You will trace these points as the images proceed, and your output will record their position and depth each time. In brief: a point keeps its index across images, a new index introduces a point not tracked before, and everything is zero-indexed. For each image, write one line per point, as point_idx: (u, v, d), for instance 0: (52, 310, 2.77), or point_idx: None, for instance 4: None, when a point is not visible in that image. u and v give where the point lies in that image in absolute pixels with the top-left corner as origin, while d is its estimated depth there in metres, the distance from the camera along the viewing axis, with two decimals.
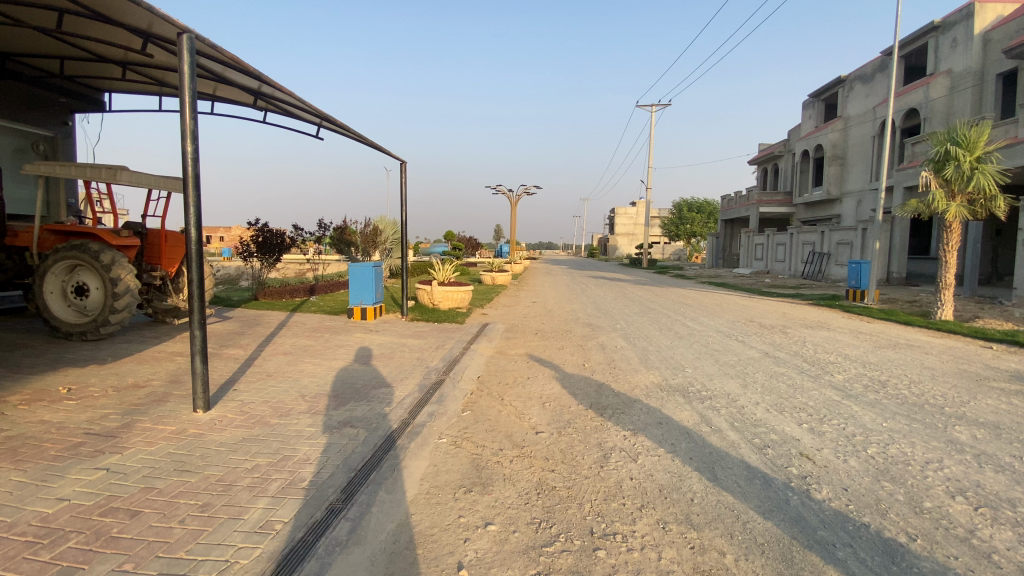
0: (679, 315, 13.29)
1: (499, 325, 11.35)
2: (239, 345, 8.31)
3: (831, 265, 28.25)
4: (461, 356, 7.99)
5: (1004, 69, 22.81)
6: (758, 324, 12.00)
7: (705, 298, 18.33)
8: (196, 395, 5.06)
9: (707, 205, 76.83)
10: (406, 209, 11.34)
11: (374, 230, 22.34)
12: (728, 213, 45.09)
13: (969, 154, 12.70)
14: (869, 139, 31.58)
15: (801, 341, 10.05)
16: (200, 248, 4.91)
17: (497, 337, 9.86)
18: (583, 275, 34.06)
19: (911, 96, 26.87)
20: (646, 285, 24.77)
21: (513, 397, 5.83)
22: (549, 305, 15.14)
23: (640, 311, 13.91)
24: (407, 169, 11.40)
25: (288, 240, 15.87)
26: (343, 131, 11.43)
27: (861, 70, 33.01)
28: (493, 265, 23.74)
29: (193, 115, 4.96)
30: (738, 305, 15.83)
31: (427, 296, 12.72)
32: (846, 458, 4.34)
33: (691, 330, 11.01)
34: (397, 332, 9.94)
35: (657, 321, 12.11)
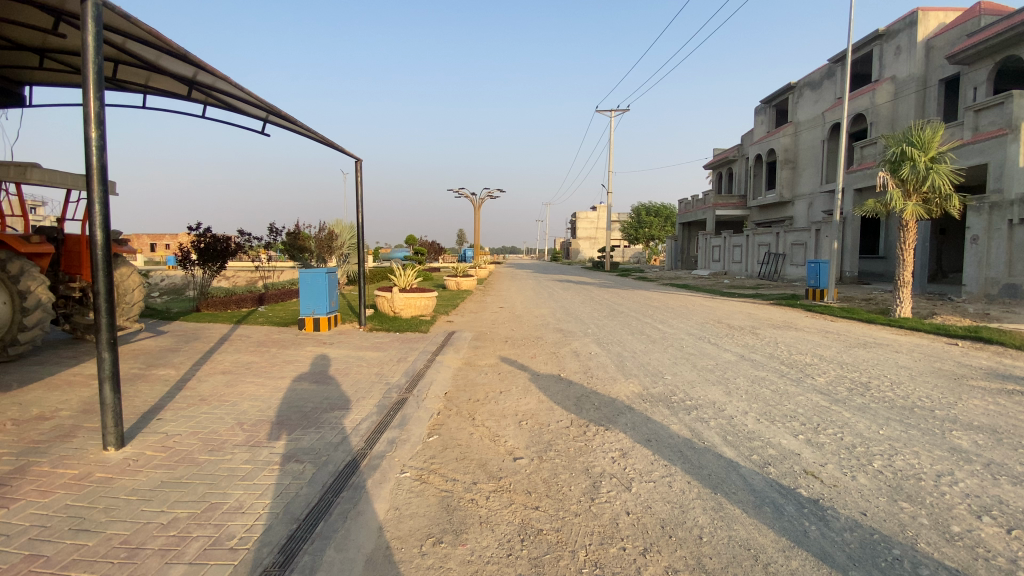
0: (649, 318, 12.99)
1: (466, 333, 10.70)
2: (171, 364, 7.35)
3: (786, 265, 28.99)
4: (425, 369, 7.31)
5: (947, 74, 24.32)
6: (729, 326, 11.82)
7: (672, 299, 18.21)
8: (106, 431, 4.20)
9: (666, 208, 78.32)
10: (361, 211, 10.57)
11: (329, 235, 21.23)
12: (686, 216, 45.86)
13: (923, 154, 13.16)
14: (818, 143, 32.75)
15: (775, 343, 9.88)
16: (108, 255, 4.07)
17: (463, 346, 9.23)
18: (548, 279, 33.73)
19: (858, 101, 28.11)
20: (610, 288, 24.58)
21: (485, 416, 5.23)
22: (516, 311, 14.59)
23: (610, 315, 13.54)
24: (363, 167, 10.63)
25: (234, 246, 14.70)
26: (292, 126, 10.55)
27: (809, 77, 34.28)
28: (456, 270, 22.98)
29: (99, 98, 4.10)
30: (705, 307, 15.75)
31: (387, 304, 11.95)
32: (854, 476, 3.97)
33: (664, 333, 10.68)
34: (354, 344, 9.14)
35: (629, 325, 11.76)
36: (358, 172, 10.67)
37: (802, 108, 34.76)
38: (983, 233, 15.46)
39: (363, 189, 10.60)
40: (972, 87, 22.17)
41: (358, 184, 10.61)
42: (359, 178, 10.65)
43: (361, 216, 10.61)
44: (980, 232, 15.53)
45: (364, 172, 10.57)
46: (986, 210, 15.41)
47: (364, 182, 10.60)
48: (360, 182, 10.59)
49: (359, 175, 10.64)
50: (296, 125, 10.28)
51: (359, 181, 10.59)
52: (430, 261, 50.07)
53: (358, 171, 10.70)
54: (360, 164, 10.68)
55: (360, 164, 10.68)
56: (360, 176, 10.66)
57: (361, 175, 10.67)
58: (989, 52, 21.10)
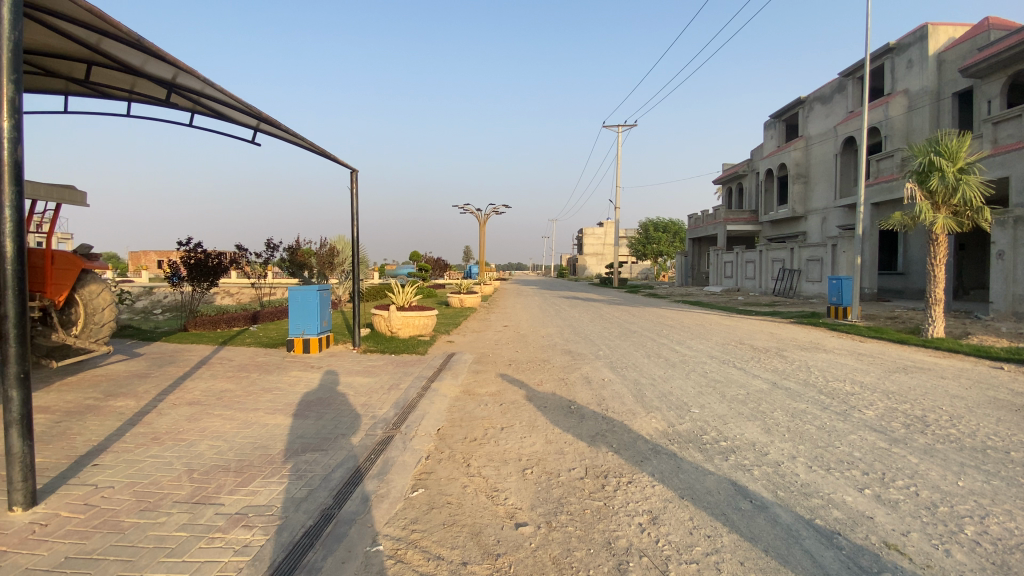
0: (665, 338, 12.12)
1: (466, 355, 9.89)
2: (135, 393, 6.59)
3: (802, 281, 28.04)
4: (418, 399, 6.49)
5: (960, 87, 23.52)
6: (752, 347, 10.92)
7: (687, 317, 17.27)
8: (14, 487, 3.44)
9: (674, 223, 77.44)
10: (356, 223, 9.87)
11: (330, 251, 20.61)
12: (695, 231, 45.01)
13: (952, 164, 12.30)
14: (831, 156, 31.95)
15: (807, 367, 8.98)
16: (20, 271, 3.34)
17: (463, 370, 8.41)
18: (556, 296, 32.92)
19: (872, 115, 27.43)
20: (620, 305, 23.67)
21: (481, 462, 4.39)
22: (522, 330, 13.73)
23: (622, 335, 12.66)
24: (358, 177, 9.96)
25: (226, 263, 14.06)
26: (284, 134, 9.94)
27: (819, 91, 33.67)
28: (461, 286, 22.18)
29: (16, 81, 3.34)
30: (722, 326, 14.86)
31: (384, 323, 11.18)
32: (949, 550, 3.09)
33: (683, 356, 9.80)
34: (344, 369, 8.35)
35: (644, 346, 10.90)
36: (353, 181, 10.01)
37: (813, 122, 34.12)
38: (1009, 248, 14.45)
39: (357, 200, 9.92)
40: (986, 100, 21.28)
41: (352, 194, 9.94)
42: (353, 189, 9.98)
43: (356, 228, 9.93)
44: (1005, 247, 14.52)
45: (358, 182, 9.92)
46: (1011, 224, 14.38)
47: (359, 192, 9.92)
48: (354, 193, 9.92)
49: (354, 185, 9.98)
50: (287, 132, 9.67)
51: (353, 191, 9.93)
52: (436, 278, 49.49)
53: (352, 181, 10.04)
54: (355, 173, 10.03)
55: (355, 173, 10.02)
56: (354, 186, 9.99)
57: (355, 185, 9.99)
58: (1002, 64, 20.29)
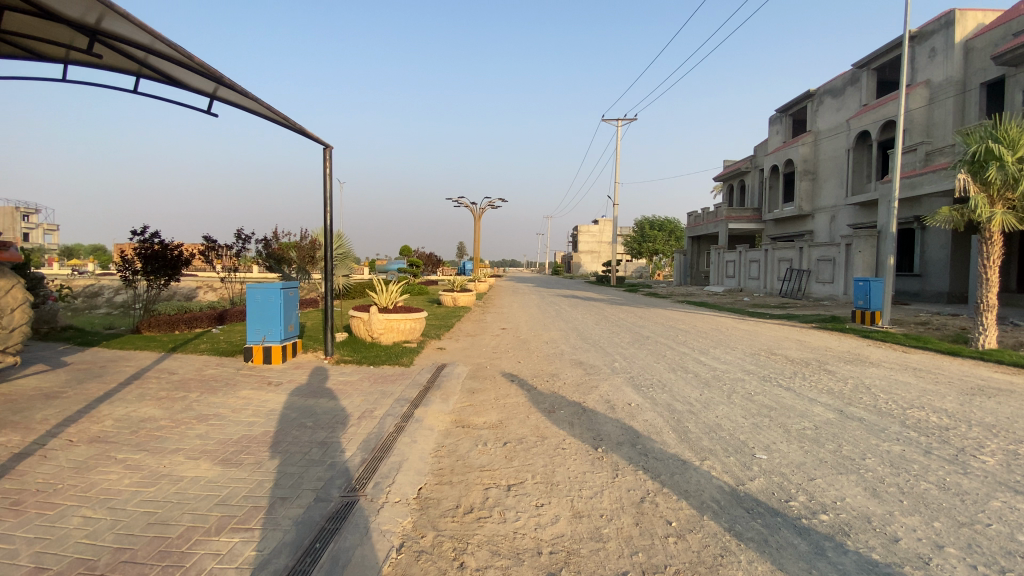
0: (685, 347, 10.69)
1: (460, 367, 8.39)
2: (26, 422, 5.05)
3: (811, 282, 26.79)
4: (396, 434, 4.98)
5: (989, 77, 22.21)
6: (789, 359, 9.51)
7: (701, 321, 15.84)
8: None
9: (670, 222, 76.13)
10: (330, 208, 8.34)
11: (313, 244, 18.73)
12: (696, 230, 43.61)
13: (1014, 152, 10.83)
14: (842, 152, 30.65)
15: (864, 386, 7.59)
16: None
17: (456, 387, 6.92)
18: (552, 294, 31.39)
19: (888, 107, 26.20)
20: (623, 306, 22.25)
21: (481, 562, 2.88)
22: (522, 334, 12.24)
23: (636, 342, 11.21)
24: (333, 154, 8.44)
25: (187, 255, 12.43)
26: (247, 101, 8.41)
27: (830, 83, 32.32)
28: (454, 284, 20.62)
29: None
30: (742, 332, 13.46)
31: (364, 328, 9.66)
32: None
33: (713, 370, 8.37)
34: (311, 387, 6.84)
35: (663, 357, 9.46)
36: (327, 159, 8.47)
37: (822, 117, 32.82)
38: None
39: (332, 181, 8.40)
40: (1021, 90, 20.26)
41: (327, 174, 8.41)
42: (327, 169, 8.46)
43: (330, 214, 8.41)
44: None
45: (333, 160, 8.38)
46: None
47: (333, 172, 8.39)
48: (329, 173, 8.38)
49: (328, 163, 8.45)
50: (249, 98, 8.12)
51: (327, 171, 8.39)
52: (428, 274, 47.92)
53: (327, 159, 8.54)
54: (330, 149, 8.48)
55: (330, 149, 8.49)
56: (329, 165, 8.47)
57: (330, 163, 8.46)
58: None
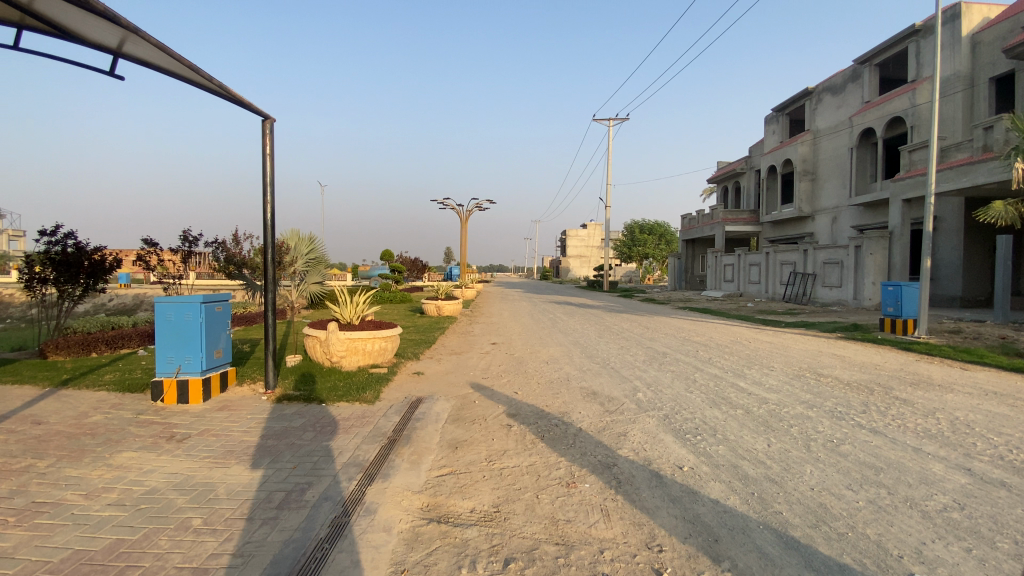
0: (713, 367, 8.93)
1: (441, 402, 6.51)
2: None
3: (817, 287, 25.31)
4: (330, 548, 3.09)
5: (998, 71, 20.85)
6: (845, 384, 7.76)
7: (716, 331, 14.11)
8: None
9: (660, 226, 74.37)
10: (270, 195, 6.59)
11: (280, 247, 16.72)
12: (690, 233, 42.10)
13: None
14: (844, 151, 29.26)
15: (967, 424, 5.83)
16: None
17: (433, 438, 5.05)
18: (544, 301, 29.58)
19: (894, 103, 24.74)
20: (622, 314, 20.49)
21: None
22: (517, 353, 10.33)
23: (653, 361, 9.42)
24: (273, 126, 6.67)
25: (112, 260, 10.38)
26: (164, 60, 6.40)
27: (829, 80, 30.97)
28: (438, 292, 18.74)
29: None
30: (767, 345, 11.78)
31: (320, 350, 7.75)
32: None
33: (763, 402, 6.62)
34: (232, 445, 4.91)
35: (693, 384, 7.63)
36: (265, 133, 6.70)
37: (821, 115, 31.46)
38: None
39: (273, 160, 6.64)
40: None
41: (266, 153, 6.65)
42: (267, 147, 6.68)
43: (269, 202, 6.66)
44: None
45: (274, 133, 6.61)
46: None
47: (274, 150, 6.62)
48: (269, 152, 6.62)
49: (267, 138, 6.68)
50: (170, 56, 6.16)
51: (267, 149, 6.64)
52: (412, 279, 46.01)
53: (266, 132, 6.73)
54: (269, 121, 6.73)
55: (270, 121, 6.72)
56: (269, 140, 6.69)
57: (270, 139, 6.69)
58: None
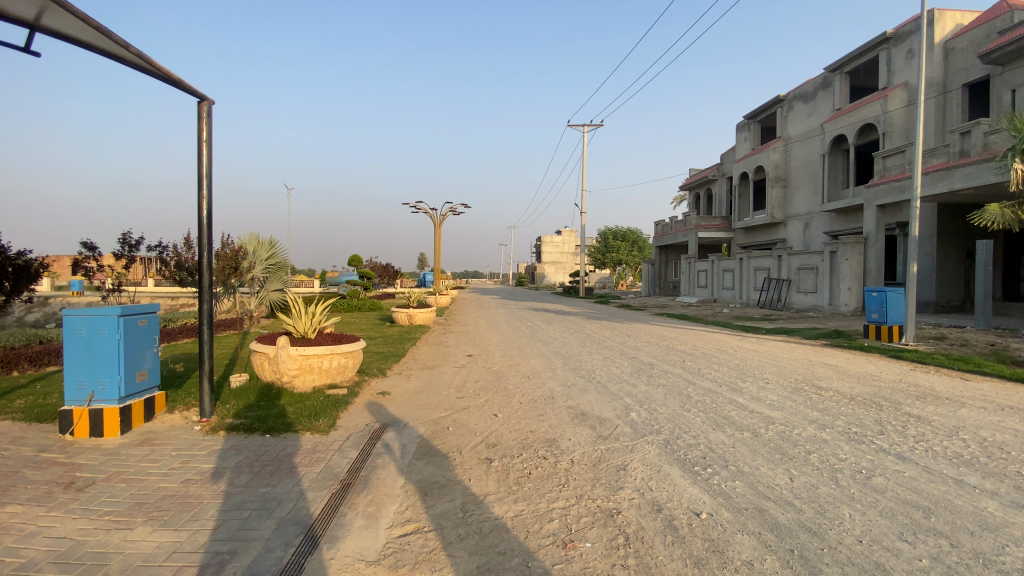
0: (706, 381, 8.28)
1: (409, 428, 5.63)
2: None
3: (791, 292, 25.32)
4: None
5: (972, 78, 21.31)
6: (849, 399, 7.20)
7: (700, 339, 13.57)
8: None
9: (633, 232, 74.43)
10: (206, 189, 5.72)
11: (236, 250, 15.48)
12: (663, 239, 42.06)
13: None
14: (815, 158, 29.55)
15: (995, 446, 5.28)
16: None
17: (397, 481, 4.19)
18: (520, 307, 28.75)
19: (865, 111, 25.07)
20: (600, 321, 19.87)
21: None
22: (494, 366, 9.48)
23: (641, 375, 8.72)
24: (211, 108, 5.73)
25: (36, 264, 9.13)
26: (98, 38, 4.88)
27: (800, 89, 31.34)
28: (409, 299, 17.76)
29: None
30: (756, 355, 11.25)
31: (269, 368, 6.79)
32: None
33: (770, 422, 5.98)
34: (146, 494, 3.94)
35: (689, 400, 6.94)
36: (202, 115, 5.74)
37: (792, 123, 31.79)
38: None
39: (211, 148, 5.72)
40: (1009, 89, 19.31)
41: (202, 139, 5.72)
42: (203, 133, 5.75)
43: (207, 196, 5.75)
44: None
45: (211, 116, 5.69)
46: None
47: (212, 136, 5.70)
48: (205, 138, 5.70)
49: (202, 121, 5.74)
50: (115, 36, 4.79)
51: (202, 135, 5.71)
52: (383, 285, 44.50)
53: (202, 114, 5.78)
54: (206, 103, 5.78)
55: (207, 103, 5.76)
56: (206, 125, 5.75)
57: (207, 123, 5.75)
58: None
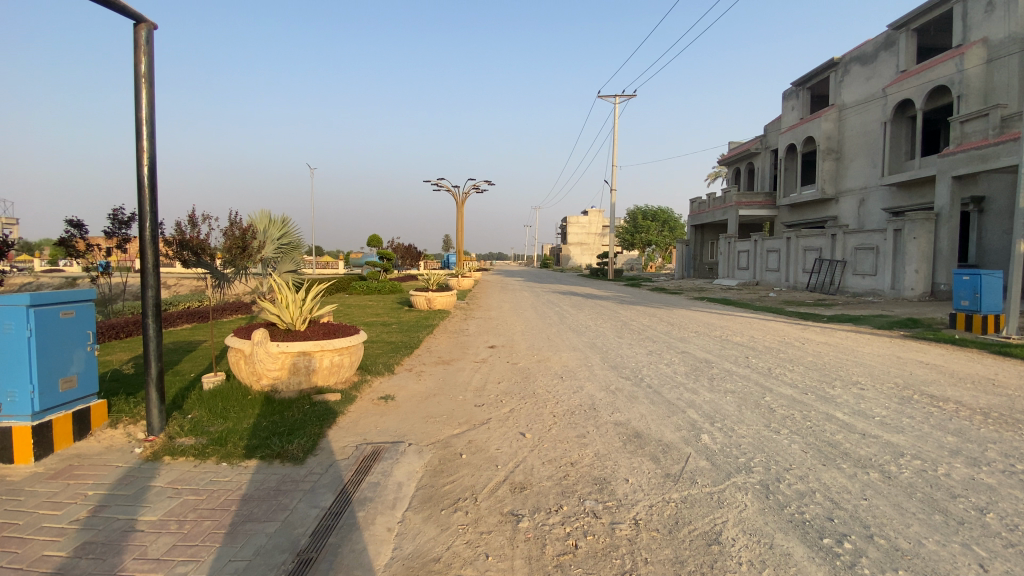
0: (782, 386, 6.68)
1: (408, 454, 4.26)
2: None
3: (846, 274, 23.07)
4: None
5: None
6: (982, 415, 5.52)
7: (755, 329, 11.82)
8: None
9: (663, 212, 71.42)
10: (148, 139, 4.42)
11: (244, 232, 14.34)
12: (699, 218, 39.71)
13: None
14: (875, 127, 26.75)
15: None
16: None
17: (377, 561, 2.81)
18: (547, 290, 27.27)
19: (936, 71, 22.30)
20: (636, 306, 18.22)
21: None
22: (520, 362, 8.04)
23: (697, 375, 7.17)
24: (151, 33, 4.38)
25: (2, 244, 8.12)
26: None
27: (859, 49, 28.27)
28: (428, 281, 16.46)
29: None
30: (826, 349, 9.53)
31: (245, 368, 5.53)
32: None
33: (898, 456, 4.37)
34: (18, 574, 2.68)
35: (773, 417, 5.36)
36: (138, 42, 4.39)
37: (848, 88, 28.82)
38: None
39: (151, 86, 4.42)
40: None
41: (140, 74, 4.43)
42: (141, 65, 4.44)
43: (148, 149, 4.45)
44: None
45: (149, 43, 4.34)
46: None
47: (151, 69, 4.38)
48: (143, 71, 4.39)
49: (140, 51, 4.40)
50: None
51: (140, 70, 4.38)
52: (405, 267, 43.75)
53: (142, 40, 4.42)
54: (144, 25, 4.41)
55: (146, 25, 4.40)
56: (144, 54, 4.40)
57: (146, 52, 4.41)
58: None
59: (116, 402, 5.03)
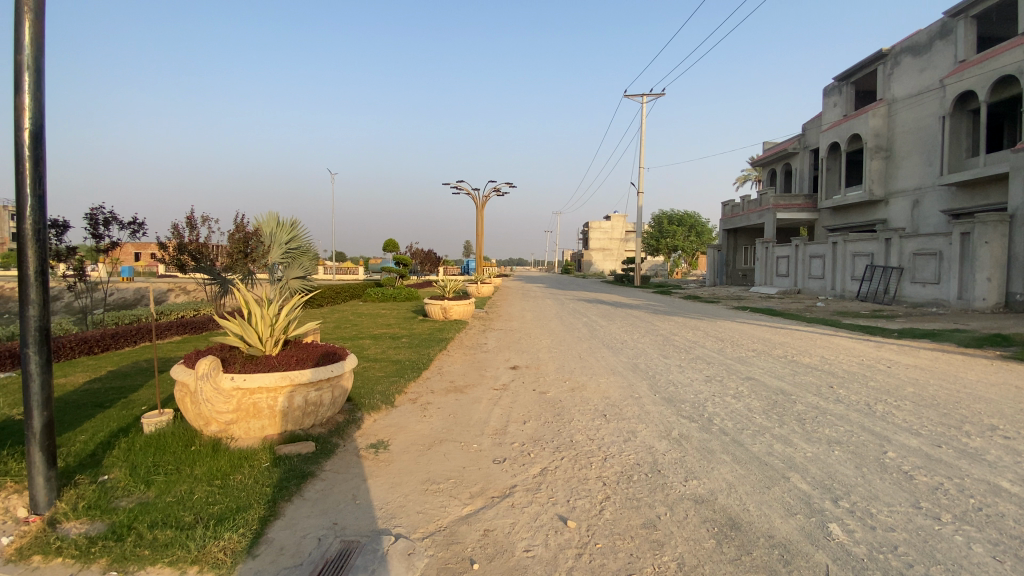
0: (900, 434, 5.02)
1: (393, 557, 2.81)
2: None
3: (903, 282, 20.93)
4: None
5: None
6: None
7: (823, 348, 10.03)
8: None
9: (690, 216, 68.68)
10: (32, 92, 3.14)
11: (245, 236, 13.22)
12: (732, 222, 37.64)
13: None
14: (932, 122, 24.47)
15: None
16: None
17: None
18: (572, 298, 25.66)
19: (1001, 59, 20.07)
20: (672, 317, 16.52)
21: None
22: (550, 391, 6.52)
23: (779, 414, 5.58)
24: None
25: None
26: None
27: (911, 39, 26.07)
28: (445, 289, 15.10)
29: None
30: (923, 376, 7.76)
31: (191, 407, 4.18)
32: None
33: None
34: None
35: (918, 492, 3.74)
36: None
37: (899, 81, 26.58)
38: None
39: (36, 18, 3.14)
40: None
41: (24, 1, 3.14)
42: None
43: (32, 107, 3.15)
44: None
45: None
46: None
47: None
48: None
49: None
50: None
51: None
52: (424, 272, 42.52)
53: None
54: None
55: None
56: None
57: None
58: None
59: (7, 463, 3.72)
